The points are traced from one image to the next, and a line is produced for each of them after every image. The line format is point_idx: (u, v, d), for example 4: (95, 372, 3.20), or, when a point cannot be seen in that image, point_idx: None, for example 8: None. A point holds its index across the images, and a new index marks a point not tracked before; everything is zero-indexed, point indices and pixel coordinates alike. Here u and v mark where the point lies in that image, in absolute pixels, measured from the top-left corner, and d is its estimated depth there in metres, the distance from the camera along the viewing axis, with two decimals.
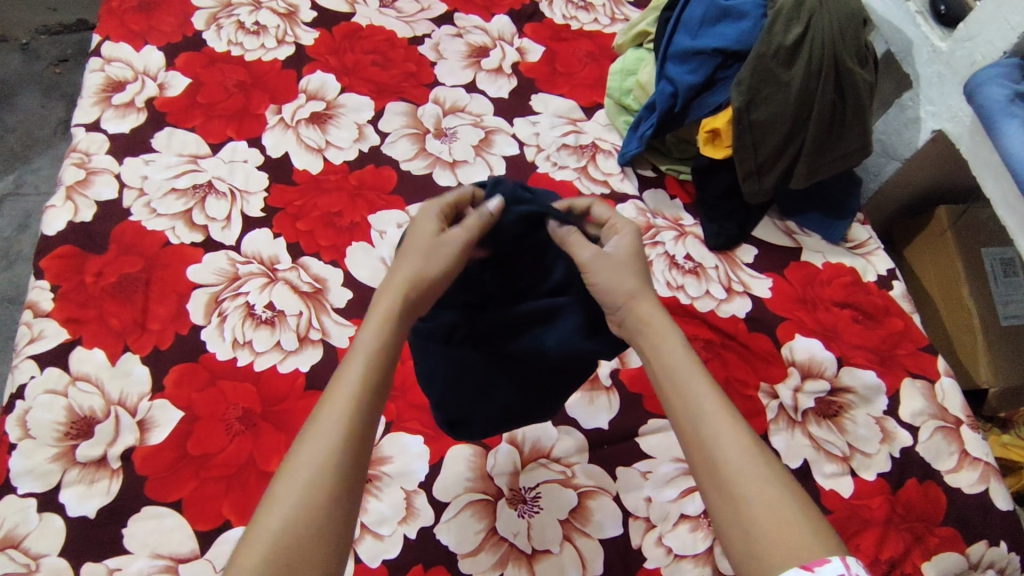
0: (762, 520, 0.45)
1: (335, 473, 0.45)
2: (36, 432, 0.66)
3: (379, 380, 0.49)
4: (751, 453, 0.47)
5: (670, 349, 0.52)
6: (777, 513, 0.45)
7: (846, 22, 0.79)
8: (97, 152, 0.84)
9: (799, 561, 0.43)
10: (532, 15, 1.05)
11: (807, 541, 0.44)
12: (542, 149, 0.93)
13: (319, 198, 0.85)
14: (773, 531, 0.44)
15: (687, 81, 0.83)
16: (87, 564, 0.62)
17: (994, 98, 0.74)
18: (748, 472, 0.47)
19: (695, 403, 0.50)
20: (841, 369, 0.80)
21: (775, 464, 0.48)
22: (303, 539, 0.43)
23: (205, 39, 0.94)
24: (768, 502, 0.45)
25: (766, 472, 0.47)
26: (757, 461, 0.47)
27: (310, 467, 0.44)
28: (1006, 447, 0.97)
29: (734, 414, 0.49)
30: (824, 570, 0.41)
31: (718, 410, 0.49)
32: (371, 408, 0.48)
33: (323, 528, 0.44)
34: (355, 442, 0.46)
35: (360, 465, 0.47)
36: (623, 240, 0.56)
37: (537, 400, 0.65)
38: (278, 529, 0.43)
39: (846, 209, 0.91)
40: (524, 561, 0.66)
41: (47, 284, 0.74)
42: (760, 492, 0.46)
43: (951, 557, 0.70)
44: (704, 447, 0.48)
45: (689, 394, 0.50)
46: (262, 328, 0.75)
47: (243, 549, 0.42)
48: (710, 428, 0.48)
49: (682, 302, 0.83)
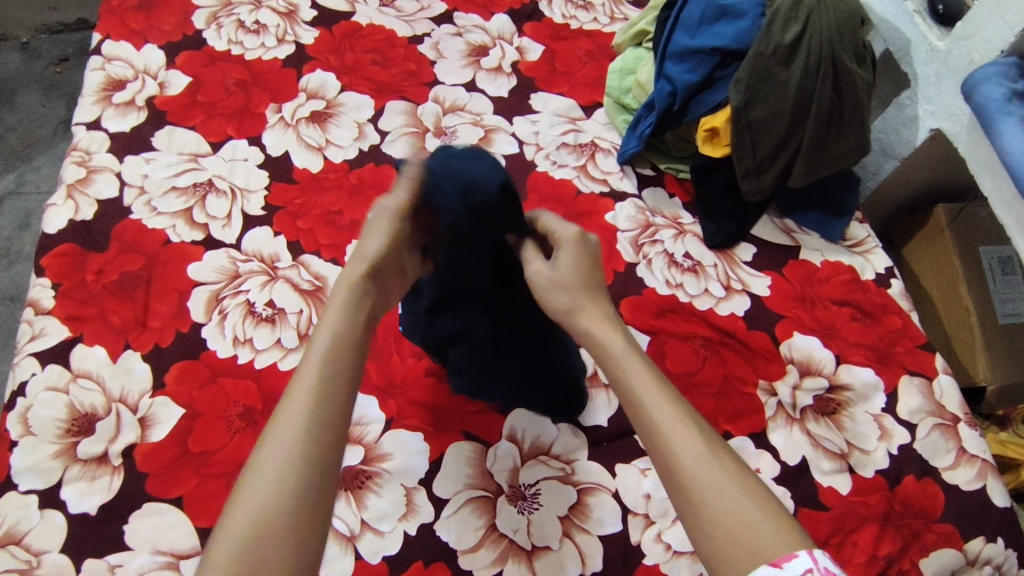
0: (725, 525, 0.45)
1: (301, 463, 0.44)
2: (37, 429, 0.67)
3: (340, 366, 0.48)
4: (705, 455, 0.48)
5: (620, 356, 0.53)
6: (737, 514, 0.45)
7: (844, 21, 0.80)
8: (98, 151, 0.84)
9: (767, 559, 0.44)
10: (531, 15, 1.05)
11: (769, 538, 0.44)
12: (541, 148, 0.93)
13: (319, 196, 0.85)
14: (738, 534, 0.45)
15: (686, 80, 0.83)
16: (88, 561, 0.62)
17: (993, 97, 0.74)
18: (705, 477, 0.47)
19: (644, 412, 0.50)
20: (839, 367, 0.80)
21: (729, 462, 0.48)
22: (274, 530, 0.41)
23: (205, 39, 0.94)
24: (727, 504, 0.46)
25: (722, 472, 0.47)
26: (713, 464, 0.47)
27: (279, 455, 0.44)
28: (1004, 444, 0.97)
29: (685, 417, 0.49)
30: (793, 566, 0.43)
31: (668, 415, 0.49)
32: (334, 392, 0.47)
33: (294, 522, 0.42)
34: (323, 428, 0.45)
35: (330, 452, 0.45)
36: (566, 253, 0.57)
37: (545, 375, 0.69)
38: (247, 524, 0.41)
39: (844, 207, 0.91)
40: (524, 557, 0.66)
41: (48, 282, 0.74)
42: (717, 495, 0.46)
43: (948, 553, 0.70)
44: (661, 456, 0.48)
45: (638, 401, 0.50)
46: (263, 325, 0.76)
47: (213, 546, 0.41)
48: (663, 434, 0.49)
49: (680, 300, 0.83)
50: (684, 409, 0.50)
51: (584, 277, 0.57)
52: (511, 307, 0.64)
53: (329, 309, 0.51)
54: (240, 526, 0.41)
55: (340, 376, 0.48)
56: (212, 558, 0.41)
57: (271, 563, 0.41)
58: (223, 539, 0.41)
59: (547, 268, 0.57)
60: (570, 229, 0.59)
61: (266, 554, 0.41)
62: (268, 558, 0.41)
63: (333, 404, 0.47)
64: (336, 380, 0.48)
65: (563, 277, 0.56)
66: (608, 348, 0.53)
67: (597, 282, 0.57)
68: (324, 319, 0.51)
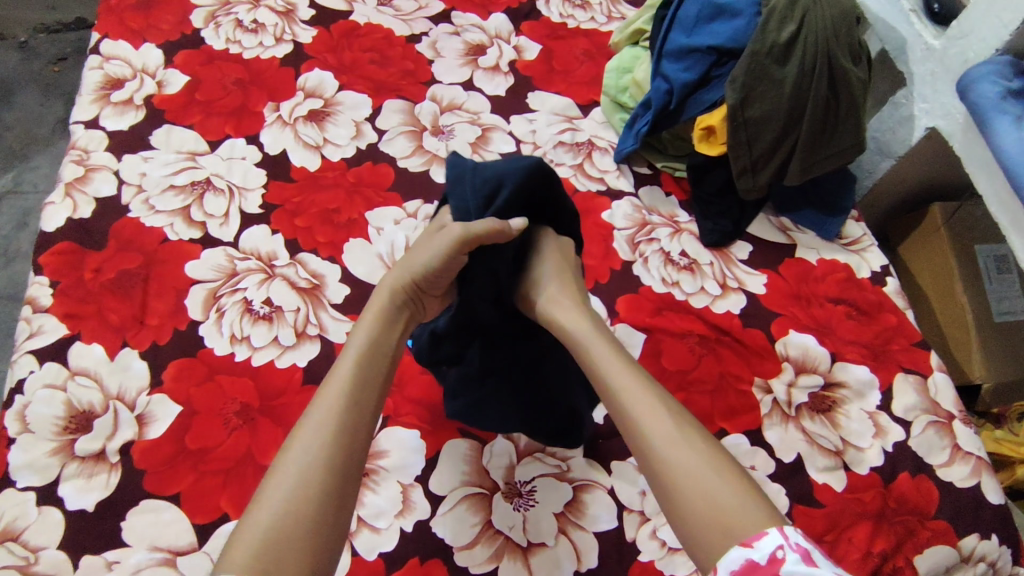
0: (699, 507, 0.47)
1: (328, 463, 0.48)
2: (35, 426, 0.67)
3: (366, 377, 0.53)
4: (676, 439, 0.50)
5: (594, 348, 0.57)
6: (707, 493, 0.47)
7: (839, 21, 0.80)
8: (97, 149, 0.84)
9: (739, 539, 0.45)
10: (529, 14, 1.06)
11: (740, 517, 0.46)
12: (539, 146, 0.93)
13: (317, 194, 0.86)
14: (708, 515, 0.46)
15: (682, 78, 0.84)
16: (85, 557, 0.62)
17: (987, 95, 0.75)
18: (675, 458, 0.49)
19: (620, 399, 0.53)
20: (834, 365, 0.81)
21: (699, 443, 0.50)
22: (298, 525, 0.45)
23: (204, 37, 0.94)
24: (697, 486, 0.48)
25: (692, 453, 0.49)
26: (683, 446, 0.50)
27: (302, 460, 0.47)
28: (1000, 442, 0.95)
29: (658, 403, 0.52)
30: (764, 544, 0.44)
31: (640, 403, 0.52)
32: (362, 401, 0.52)
33: (317, 515, 0.46)
34: (348, 433, 0.50)
35: (353, 453, 0.50)
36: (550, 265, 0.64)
37: (533, 406, 0.67)
38: (275, 516, 0.44)
39: (839, 205, 0.92)
40: (519, 554, 0.67)
41: (47, 280, 0.74)
42: (689, 477, 0.48)
43: (943, 550, 0.70)
44: (636, 442, 0.51)
45: (613, 391, 0.54)
46: (260, 323, 0.76)
47: (239, 539, 0.44)
48: (637, 421, 0.52)
49: (676, 298, 0.84)
50: (657, 394, 0.53)
51: (562, 286, 0.62)
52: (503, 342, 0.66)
53: (362, 325, 0.58)
54: (267, 518, 0.44)
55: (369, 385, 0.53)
56: (235, 550, 0.43)
57: (293, 554, 0.44)
58: (249, 531, 0.44)
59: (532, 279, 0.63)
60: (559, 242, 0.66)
61: (289, 543, 0.44)
62: (291, 548, 0.44)
63: (359, 413, 0.51)
64: (364, 389, 0.53)
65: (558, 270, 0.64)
66: (577, 333, 0.59)
67: (577, 296, 0.62)
68: (357, 332, 0.57)
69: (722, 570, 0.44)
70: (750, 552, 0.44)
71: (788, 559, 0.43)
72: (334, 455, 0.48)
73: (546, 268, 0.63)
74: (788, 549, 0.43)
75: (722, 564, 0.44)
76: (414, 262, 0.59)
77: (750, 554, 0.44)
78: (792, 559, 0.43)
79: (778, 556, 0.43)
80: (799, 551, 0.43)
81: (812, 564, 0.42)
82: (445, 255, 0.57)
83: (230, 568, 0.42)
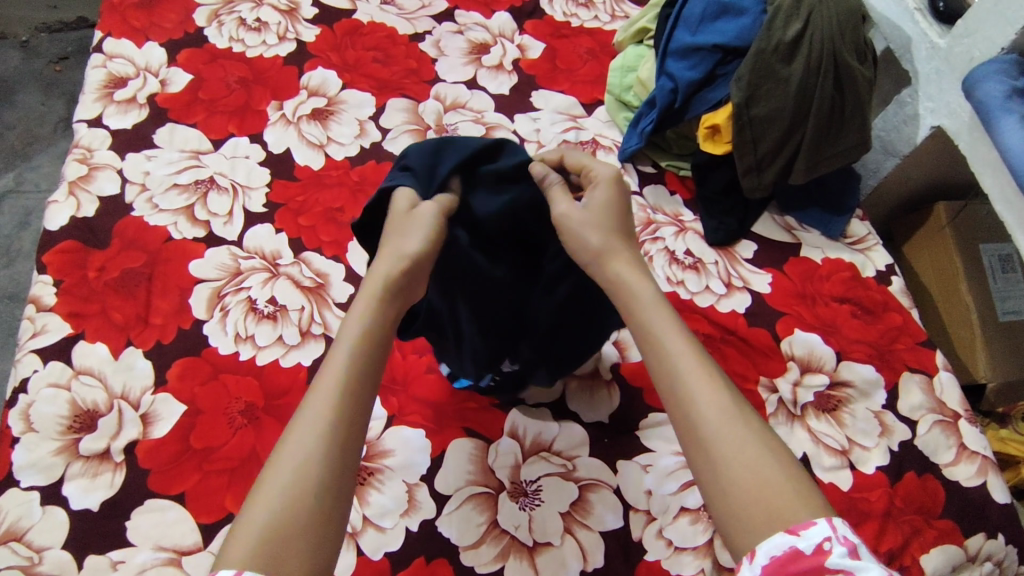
0: (748, 485, 0.43)
1: (323, 457, 0.44)
2: (38, 425, 0.67)
3: (367, 362, 0.48)
4: (729, 411, 0.45)
5: (646, 307, 0.50)
6: (757, 471, 0.43)
7: (846, 18, 0.80)
8: (100, 148, 0.84)
9: (785, 525, 0.42)
10: (532, 13, 1.05)
11: (791, 500, 0.42)
12: (542, 145, 0.93)
13: (321, 193, 0.86)
14: (755, 494, 0.43)
15: (687, 77, 0.84)
16: (90, 557, 0.62)
17: (992, 94, 0.75)
18: (725, 432, 0.45)
19: (672, 362, 0.48)
20: (840, 364, 0.80)
21: (751, 419, 0.46)
22: (298, 523, 0.42)
23: (207, 36, 0.94)
24: (745, 463, 0.44)
25: (745, 429, 0.45)
26: (737, 421, 0.45)
27: (300, 451, 0.44)
28: (1004, 441, 0.96)
29: (711, 369, 0.48)
30: (810, 533, 0.41)
31: (695, 369, 0.47)
32: (361, 390, 0.47)
33: (315, 515, 0.43)
34: (346, 426, 0.46)
35: (353, 447, 0.46)
36: (600, 192, 0.56)
37: (579, 346, 0.68)
38: (273, 512, 0.42)
39: (845, 204, 0.91)
40: (525, 553, 0.66)
41: (50, 279, 0.74)
42: (739, 454, 0.44)
43: (949, 549, 0.70)
44: (683, 409, 0.46)
45: (666, 352, 0.48)
46: (264, 322, 0.76)
47: (238, 533, 0.42)
48: (689, 388, 0.46)
49: (682, 297, 0.83)
50: (708, 361, 0.48)
51: (616, 221, 0.55)
52: (520, 310, 0.65)
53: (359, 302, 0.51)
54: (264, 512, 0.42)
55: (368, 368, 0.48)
56: (234, 544, 0.41)
57: (294, 553, 0.41)
58: (248, 524, 0.42)
59: (578, 208, 0.55)
60: (604, 170, 0.57)
61: (291, 540, 0.41)
62: (292, 544, 0.41)
63: (359, 402, 0.47)
64: (362, 375, 0.48)
65: (594, 214, 0.54)
66: (634, 292, 0.51)
67: (627, 228, 0.56)
68: (352, 314, 0.50)
69: (761, 554, 0.41)
70: (795, 541, 0.41)
71: (834, 552, 0.40)
72: (331, 449, 0.44)
73: (603, 199, 0.55)
74: (835, 541, 0.41)
75: (762, 549, 0.41)
76: (405, 247, 0.52)
77: (797, 543, 0.41)
78: (839, 552, 0.40)
79: (826, 547, 0.40)
80: (846, 544, 0.40)
81: (859, 560, 0.40)
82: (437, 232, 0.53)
83: (230, 564, 0.40)
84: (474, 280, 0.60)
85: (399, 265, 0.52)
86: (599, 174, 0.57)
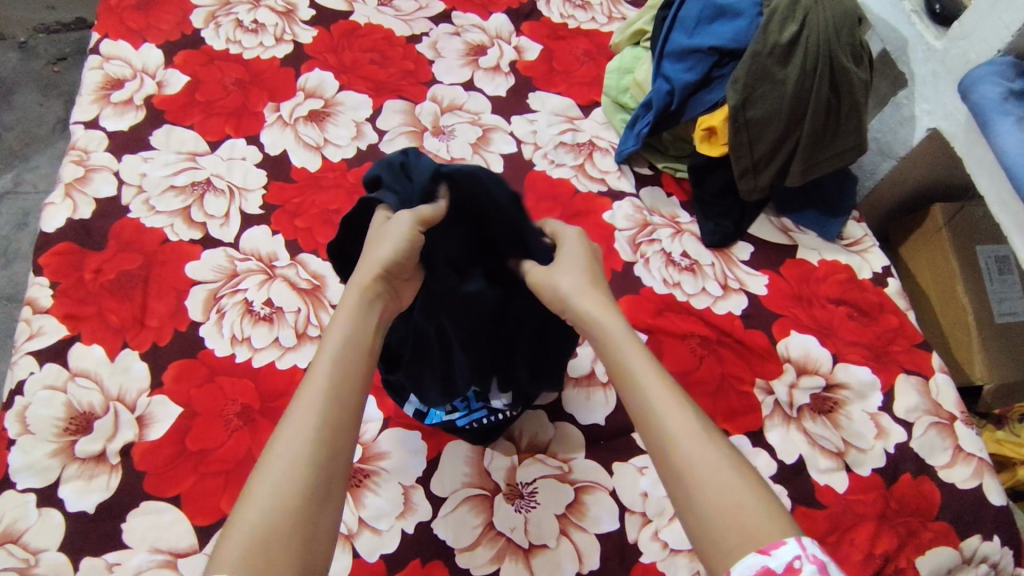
0: (719, 508, 0.43)
1: (313, 456, 0.44)
2: (35, 427, 0.67)
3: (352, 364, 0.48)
4: (701, 437, 0.45)
5: (619, 340, 0.50)
6: (728, 495, 0.43)
7: (841, 21, 0.80)
8: (97, 149, 0.84)
9: (756, 545, 0.41)
10: (530, 14, 1.05)
11: (762, 521, 0.42)
12: (539, 146, 0.93)
13: (318, 195, 0.86)
14: (729, 516, 0.42)
15: (683, 79, 0.84)
16: (86, 559, 0.62)
17: (989, 97, 0.75)
18: (696, 457, 0.44)
19: (643, 394, 0.47)
20: (836, 366, 0.80)
21: (722, 444, 0.46)
22: (286, 522, 0.41)
23: (204, 37, 0.94)
24: (717, 485, 0.43)
25: (717, 454, 0.45)
26: (706, 445, 0.45)
27: (290, 451, 0.43)
28: (1001, 443, 0.96)
29: (681, 398, 0.48)
30: (781, 553, 0.40)
31: (666, 400, 0.47)
32: (349, 389, 0.47)
33: (305, 516, 0.42)
34: (336, 424, 0.45)
35: (342, 447, 0.45)
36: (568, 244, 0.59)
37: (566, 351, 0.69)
38: (264, 512, 0.41)
39: (841, 206, 0.91)
40: (521, 555, 0.66)
41: (47, 281, 0.74)
42: (709, 477, 0.44)
43: (944, 551, 0.70)
44: (655, 438, 0.46)
45: (634, 381, 0.48)
46: (261, 324, 0.76)
47: (225, 542, 0.40)
48: (659, 418, 0.46)
49: (678, 299, 0.84)
50: (680, 391, 0.48)
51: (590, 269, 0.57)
52: (507, 320, 0.65)
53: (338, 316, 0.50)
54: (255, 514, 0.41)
55: (354, 367, 0.48)
56: (225, 546, 0.40)
57: (285, 550, 0.40)
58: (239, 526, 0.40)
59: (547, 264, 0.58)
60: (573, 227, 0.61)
61: (281, 545, 0.40)
62: (282, 543, 0.40)
63: (346, 403, 0.46)
64: (349, 373, 0.48)
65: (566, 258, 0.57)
66: (605, 323, 0.52)
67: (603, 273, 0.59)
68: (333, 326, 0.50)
69: None
70: (766, 561, 0.40)
71: (805, 569, 0.39)
72: (322, 445, 0.44)
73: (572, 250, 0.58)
74: (805, 560, 0.40)
75: (737, 570, 0.40)
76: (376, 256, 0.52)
77: (768, 563, 0.40)
78: (810, 571, 0.39)
79: (797, 566, 0.40)
80: (816, 562, 0.40)
81: None
82: (413, 238, 0.53)
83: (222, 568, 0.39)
84: (449, 295, 0.59)
85: (374, 272, 0.52)
86: (567, 234, 0.60)
